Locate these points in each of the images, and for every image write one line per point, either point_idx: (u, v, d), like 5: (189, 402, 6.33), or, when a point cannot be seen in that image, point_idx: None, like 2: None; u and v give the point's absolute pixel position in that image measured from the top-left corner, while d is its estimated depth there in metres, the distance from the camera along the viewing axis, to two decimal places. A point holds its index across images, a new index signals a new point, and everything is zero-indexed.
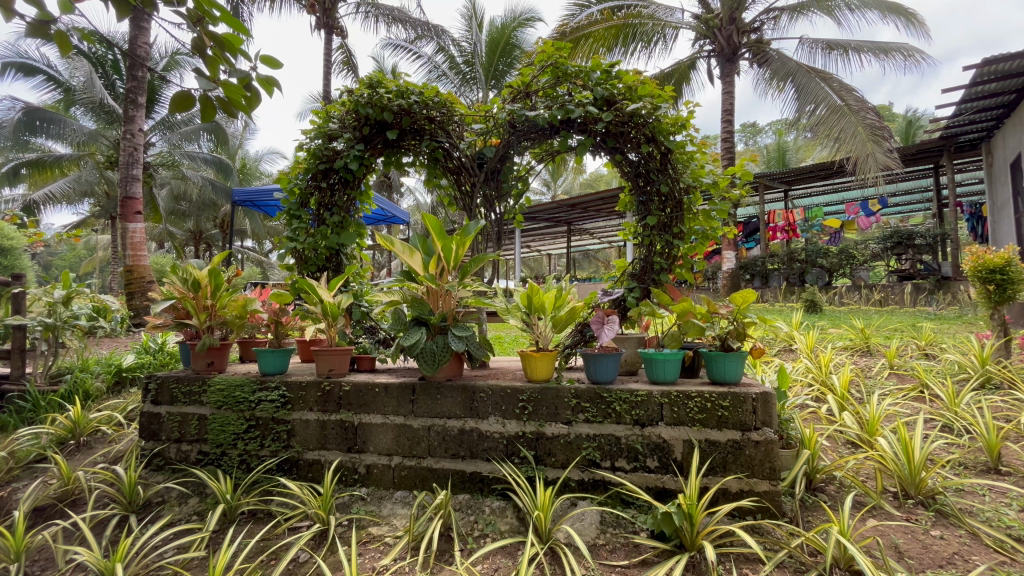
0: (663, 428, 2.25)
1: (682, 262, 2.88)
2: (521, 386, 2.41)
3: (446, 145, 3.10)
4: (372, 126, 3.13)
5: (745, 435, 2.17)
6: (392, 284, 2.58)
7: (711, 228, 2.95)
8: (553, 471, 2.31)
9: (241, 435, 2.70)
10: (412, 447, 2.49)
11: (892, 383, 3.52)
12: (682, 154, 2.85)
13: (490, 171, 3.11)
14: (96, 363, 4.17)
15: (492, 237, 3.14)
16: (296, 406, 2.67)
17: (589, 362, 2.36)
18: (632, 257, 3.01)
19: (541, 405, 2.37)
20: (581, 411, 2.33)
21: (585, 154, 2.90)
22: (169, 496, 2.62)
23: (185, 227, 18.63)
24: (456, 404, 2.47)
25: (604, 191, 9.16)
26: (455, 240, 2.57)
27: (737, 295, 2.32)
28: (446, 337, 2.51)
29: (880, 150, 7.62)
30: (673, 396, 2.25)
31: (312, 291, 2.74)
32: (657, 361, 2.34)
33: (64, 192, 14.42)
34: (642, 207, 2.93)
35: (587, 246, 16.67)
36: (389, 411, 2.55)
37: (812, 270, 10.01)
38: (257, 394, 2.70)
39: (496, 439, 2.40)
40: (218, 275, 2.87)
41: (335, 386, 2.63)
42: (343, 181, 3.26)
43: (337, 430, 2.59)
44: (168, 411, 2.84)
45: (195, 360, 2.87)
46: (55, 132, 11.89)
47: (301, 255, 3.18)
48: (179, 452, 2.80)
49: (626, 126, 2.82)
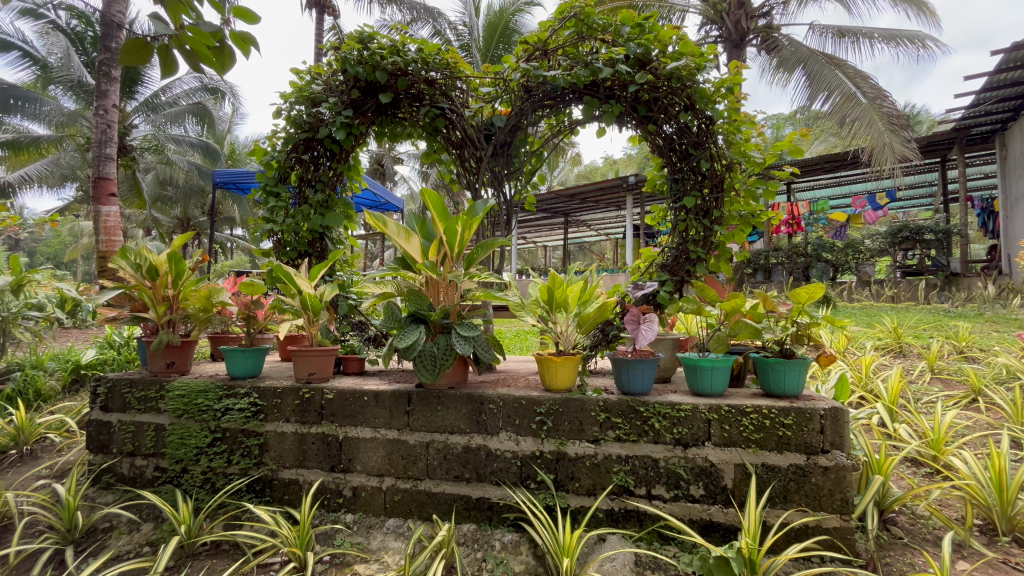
0: (710, 449, 1.87)
1: (722, 250, 2.49)
2: (538, 397, 2.02)
3: (449, 112, 2.68)
4: (363, 88, 2.69)
5: (811, 460, 1.80)
6: (383, 273, 2.17)
7: (752, 213, 2.56)
8: (577, 499, 1.94)
9: (205, 450, 2.29)
10: (408, 467, 2.10)
11: (939, 389, 3.15)
12: (725, 124, 2.45)
13: (498, 144, 2.68)
14: (52, 359, 3.72)
15: (501, 222, 2.73)
16: (270, 416, 2.26)
17: (621, 369, 1.97)
18: (662, 247, 2.62)
19: (562, 419, 1.98)
20: (611, 428, 1.95)
21: (612, 125, 2.49)
22: (117, 522, 2.21)
23: (169, 213, 18.00)
24: (460, 418, 2.08)
25: (605, 182, 8.70)
26: (460, 221, 2.14)
27: (798, 291, 1.91)
28: (449, 337, 2.10)
29: (898, 140, 7.23)
30: (723, 411, 1.87)
31: (288, 280, 2.31)
32: (701, 369, 1.96)
33: (42, 175, 13.79)
34: (675, 186, 2.53)
35: (584, 238, 16.21)
36: (379, 425, 2.15)
37: (816, 265, 9.56)
38: (223, 402, 2.29)
39: (508, 459, 2.01)
40: (180, 261, 2.43)
41: (316, 393, 2.22)
42: (329, 153, 2.83)
43: (318, 445, 2.19)
44: (120, 420, 2.42)
45: (152, 360, 2.44)
46: (31, 111, 11.26)
47: (279, 238, 2.74)
48: (132, 468, 2.39)
49: (660, 91, 2.41)
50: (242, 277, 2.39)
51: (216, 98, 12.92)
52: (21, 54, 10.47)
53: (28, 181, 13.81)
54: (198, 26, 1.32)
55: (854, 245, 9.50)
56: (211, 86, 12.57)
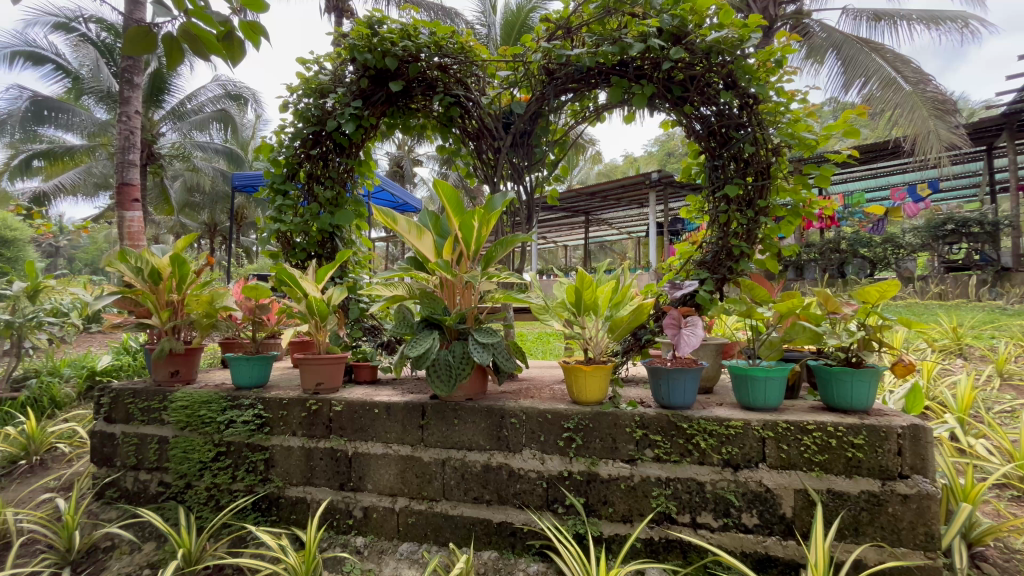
0: (765, 472, 1.63)
1: (767, 245, 2.25)
2: (566, 410, 1.81)
3: (465, 100, 2.49)
4: (373, 77, 2.53)
5: (887, 487, 1.54)
6: (394, 273, 1.99)
7: (802, 202, 2.27)
8: (610, 527, 1.72)
9: (209, 465, 2.14)
10: (422, 486, 1.91)
11: (1015, 398, 2.80)
12: (769, 102, 2.19)
13: (518, 133, 2.47)
14: (69, 365, 3.67)
15: (521, 218, 2.52)
16: (277, 429, 2.11)
17: (659, 380, 1.75)
18: (700, 242, 2.38)
19: (593, 436, 1.77)
20: (649, 446, 1.73)
21: (642, 107, 2.25)
22: (119, 541, 2.08)
23: (196, 219, 18.32)
24: (479, 433, 1.88)
25: (628, 179, 8.39)
26: (475, 215, 1.94)
27: (866, 289, 1.65)
28: (465, 344, 1.90)
29: (944, 127, 6.51)
30: (780, 429, 1.62)
31: (293, 283, 2.14)
32: (753, 380, 1.72)
33: (75, 183, 14.15)
34: (714, 173, 2.29)
35: (605, 237, 15.85)
36: (391, 440, 1.97)
37: (853, 262, 8.91)
38: (227, 414, 2.14)
39: (532, 480, 1.80)
40: (183, 264, 2.30)
41: (323, 405, 2.06)
42: (339, 148, 2.67)
43: (327, 462, 2.02)
44: (123, 432, 2.31)
45: (156, 369, 2.32)
46: (63, 121, 11.55)
47: (286, 238, 2.59)
48: (136, 482, 2.27)
49: (697, 69, 2.18)
50: (246, 280, 2.24)
51: (239, 105, 13.09)
52: (55, 66, 10.71)
53: (63, 189, 14.20)
54: (205, 11, 1.22)
55: (893, 240, 8.96)
56: (233, 93, 12.72)
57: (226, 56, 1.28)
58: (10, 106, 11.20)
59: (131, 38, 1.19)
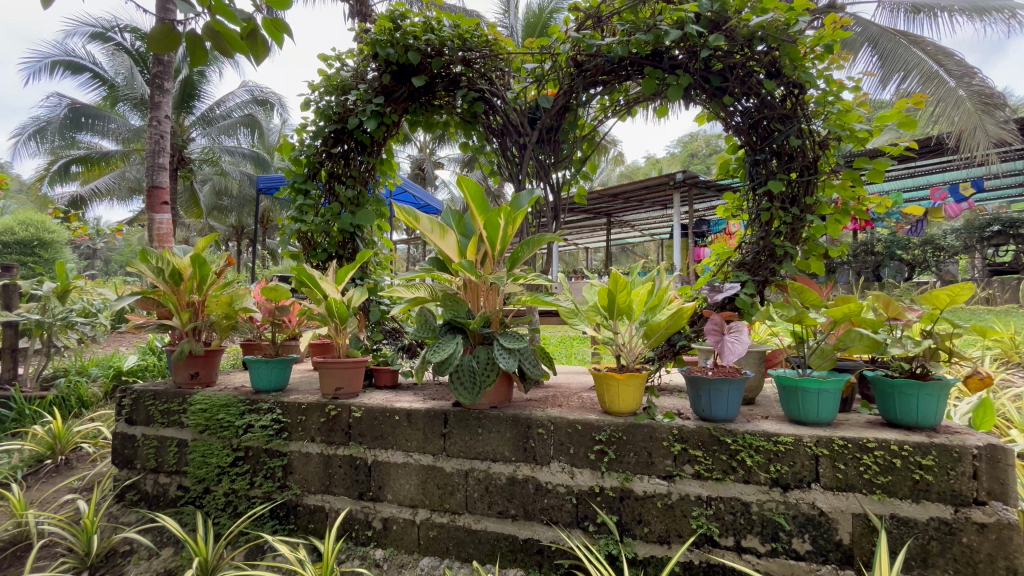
0: (819, 494, 1.48)
1: (812, 245, 2.10)
2: (597, 420, 1.69)
3: (489, 96, 2.40)
4: (395, 73, 2.46)
5: (961, 514, 1.38)
6: (416, 274, 1.90)
7: (851, 200, 2.11)
8: (645, 548, 1.59)
9: (227, 470, 2.09)
10: (444, 498, 1.82)
11: None
12: (818, 91, 2.03)
13: (544, 130, 2.37)
14: (96, 365, 3.70)
15: (548, 217, 2.41)
16: (295, 435, 2.04)
17: (699, 391, 1.62)
18: (739, 242, 2.24)
19: (627, 449, 1.65)
20: (688, 462, 1.60)
21: (678, 99, 2.12)
22: (137, 546, 2.05)
23: (223, 222, 18.75)
24: (504, 444, 1.77)
25: (652, 179, 8.18)
26: (501, 213, 1.85)
27: (933, 294, 1.50)
28: (490, 350, 1.80)
29: (991, 121, 6.17)
30: (836, 447, 1.47)
31: (313, 284, 2.06)
32: (805, 393, 1.57)
33: (110, 188, 14.58)
34: (755, 169, 2.15)
35: (627, 239, 15.59)
36: (412, 448, 1.88)
37: (889, 265, 8.68)
38: (245, 418, 2.09)
39: (561, 494, 1.69)
40: (204, 265, 2.26)
41: (342, 410, 1.98)
42: (361, 147, 2.61)
43: (346, 470, 1.95)
44: (144, 434, 2.28)
45: (176, 371, 2.29)
46: (100, 128, 11.93)
47: (307, 237, 2.54)
48: (156, 485, 2.24)
49: (738, 57, 2.04)
50: (267, 281, 2.19)
51: (265, 110, 13.30)
52: (92, 75, 11.05)
53: (99, 194, 14.68)
54: (228, 5, 1.16)
55: (932, 242, 8.54)
56: (260, 99, 12.95)
57: (251, 54, 1.25)
58: (50, 113, 11.61)
59: (155, 36, 1.15)
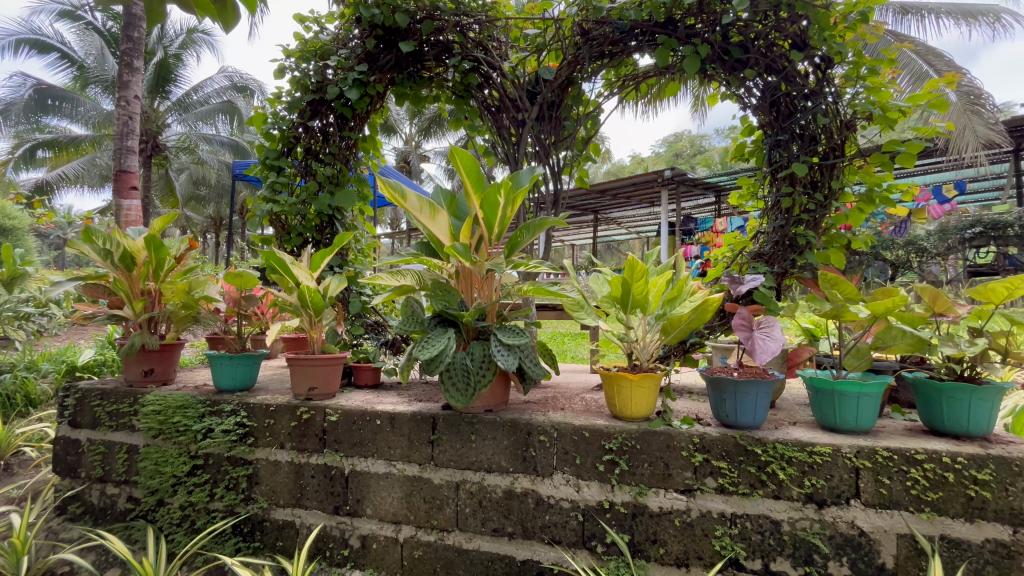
0: (859, 511, 1.31)
1: (834, 235, 1.93)
2: (607, 427, 1.49)
3: (485, 66, 2.18)
4: (381, 38, 2.22)
5: (1021, 536, 1.22)
6: (402, 259, 1.68)
7: (877, 186, 1.92)
8: (661, 571, 1.41)
9: (183, 480, 1.84)
10: (432, 514, 1.61)
11: None
12: (847, 66, 1.87)
13: (545, 105, 2.15)
14: (46, 360, 3.38)
15: (547, 201, 2.20)
16: (262, 441, 1.80)
17: (724, 395, 1.43)
18: (755, 231, 2.07)
19: (640, 459, 1.46)
20: (710, 474, 1.41)
21: (694, 72, 1.93)
22: (78, 568, 1.79)
23: (199, 213, 18.12)
24: (501, 452, 1.56)
25: (640, 176, 8.02)
26: (500, 191, 1.61)
27: (987, 287, 1.33)
28: (485, 346, 1.59)
29: (981, 122, 6.14)
30: (879, 458, 1.30)
31: (284, 270, 1.81)
32: (842, 397, 1.39)
33: (78, 175, 13.92)
34: (776, 151, 1.97)
35: (613, 237, 15.45)
36: (395, 456, 1.66)
37: (874, 264, 8.56)
38: (205, 421, 1.84)
39: (565, 510, 1.49)
40: (160, 248, 2.00)
41: (316, 413, 1.75)
42: (341, 121, 2.36)
43: (320, 480, 1.72)
44: (89, 439, 2.02)
45: (128, 367, 2.03)
46: (67, 111, 11.32)
47: (280, 220, 2.29)
48: (102, 496, 1.98)
49: (760, 27, 1.87)
50: (231, 267, 1.93)
51: (244, 96, 12.78)
52: (60, 55, 10.46)
53: (66, 180, 13.99)
54: None
55: (917, 242, 8.55)
56: (240, 85, 12.38)
57: (219, 19, 1.16)
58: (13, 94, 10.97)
59: None
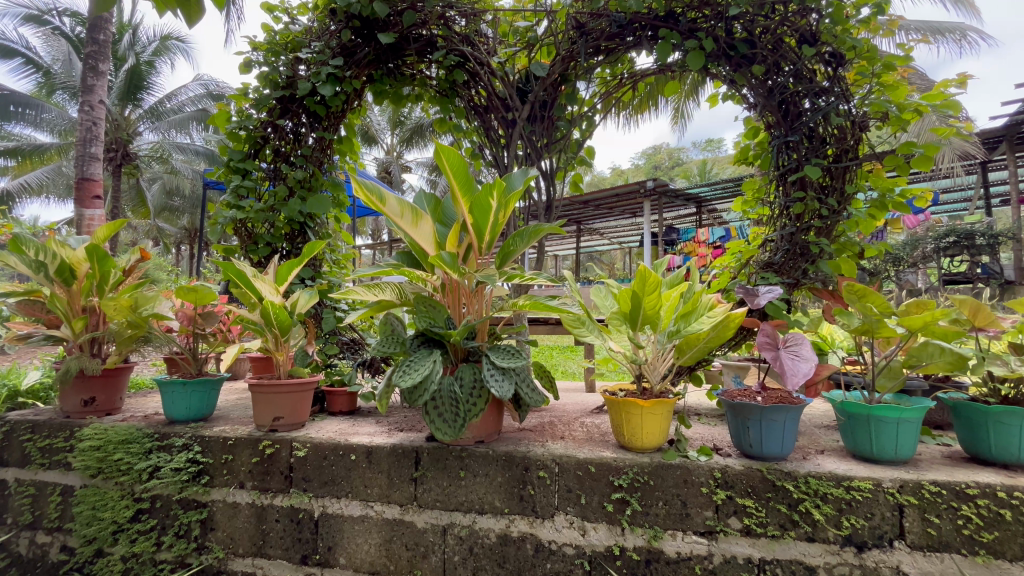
0: (904, 555, 1.15)
1: (847, 243, 1.81)
2: (615, 461, 1.31)
3: (472, 61, 2.02)
4: (359, 30, 2.04)
5: None
6: (382, 271, 1.49)
7: (890, 191, 1.80)
8: None
9: (126, 527, 1.60)
10: (414, 563, 1.39)
11: None
12: (857, 63, 1.76)
13: (536, 104, 1.99)
14: None
15: (540, 208, 2.03)
16: (218, 480, 1.57)
17: (748, 424, 1.27)
18: (762, 239, 1.93)
19: (653, 497, 1.28)
20: (735, 513, 1.24)
21: (697, 68, 1.80)
22: None
23: (171, 224, 17.52)
24: (494, 491, 1.37)
25: (624, 187, 7.93)
26: (492, 192, 1.42)
27: None
28: (475, 369, 1.40)
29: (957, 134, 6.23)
30: (926, 494, 1.15)
31: (245, 284, 1.60)
32: (879, 423, 1.23)
33: (42, 184, 13.29)
34: (784, 153, 1.85)
35: (595, 247, 15.38)
36: (373, 497, 1.45)
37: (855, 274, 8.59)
38: (152, 457, 1.60)
39: (569, 558, 1.30)
40: (104, 259, 1.76)
41: (282, 447, 1.53)
42: (315, 120, 2.17)
43: (285, 526, 1.50)
44: (18, 479, 1.76)
45: (64, 397, 1.78)
46: (31, 118, 10.80)
47: (245, 227, 2.07)
48: (31, 545, 1.71)
49: (769, 22, 1.75)
50: (185, 281, 1.70)
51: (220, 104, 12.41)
52: (25, 60, 9.98)
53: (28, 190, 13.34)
54: None
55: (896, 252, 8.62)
56: (216, 93, 11.99)
57: (180, 12, 0.98)
58: None
59: None
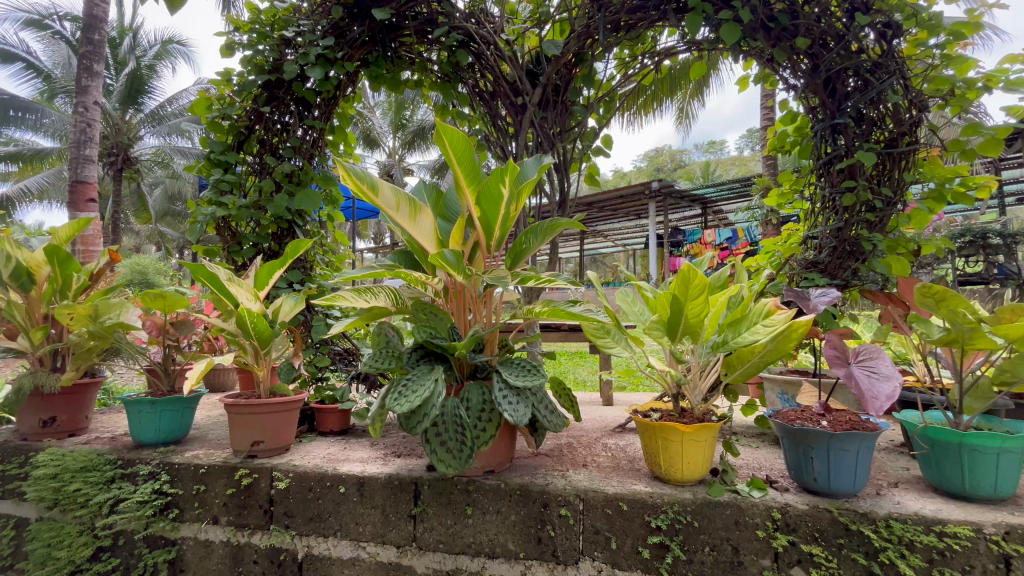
0: None
1: (901, 239, 1.60)
2: (651, 497, 1.10)
3: (477, 41, 1.83)
4: (352, 7, 1.85)
5: None
6: (376, 273, 1.29)
7: (950, 180, 1.59)
8: None
9: (83, 568, 1.39)
10: None
11: None
12: (912, 36, 1.56)
13: (549, 87, 1.79)
14: None
15: (552, 203, 1.82)
16: (189, 514, 1.37)
17: (812, 454, 1.06)
18: (802, 236, 1.73)
19: (698, 542, 1.07)
20: (798, 563, 1.03)
21: (731, 42, 1.60)
22: None
23: (173, 229, 17.43)
24: (507, 532, 1.16)
25: (631, 189, 7.73)
26: (503, 178, 1.22)
27: None
28: (483, 388, 1.20)
29: None
30: None
31: (218, 289, 1.40)
32: (974, 454, 1.02)
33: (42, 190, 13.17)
34: (829, 138, 1.64)
35: (599, 250, 15.14)
36: (365, 536, 1.24)
37: None
38: (115, 487, 1.40)
39: None
40: (66, 262, 1.57)
41: (260, 476, 1.33)
42: (304, 107, 1.97)
43: (264, 569, 1.29)
44: None
45: (22, 416, 1.58)
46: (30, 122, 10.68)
47: (227, 226, 1.87)
48: None
49: None
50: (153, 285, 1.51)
51: None
52: (25, 65, 9.87)
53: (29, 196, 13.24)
54: None
55: None
56: None
57: None
58: None
59: None
